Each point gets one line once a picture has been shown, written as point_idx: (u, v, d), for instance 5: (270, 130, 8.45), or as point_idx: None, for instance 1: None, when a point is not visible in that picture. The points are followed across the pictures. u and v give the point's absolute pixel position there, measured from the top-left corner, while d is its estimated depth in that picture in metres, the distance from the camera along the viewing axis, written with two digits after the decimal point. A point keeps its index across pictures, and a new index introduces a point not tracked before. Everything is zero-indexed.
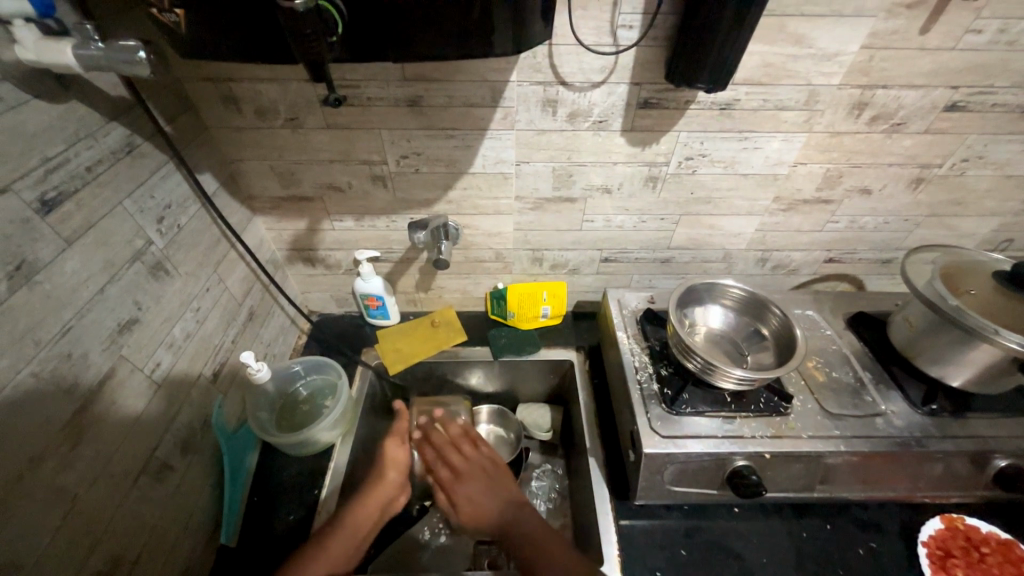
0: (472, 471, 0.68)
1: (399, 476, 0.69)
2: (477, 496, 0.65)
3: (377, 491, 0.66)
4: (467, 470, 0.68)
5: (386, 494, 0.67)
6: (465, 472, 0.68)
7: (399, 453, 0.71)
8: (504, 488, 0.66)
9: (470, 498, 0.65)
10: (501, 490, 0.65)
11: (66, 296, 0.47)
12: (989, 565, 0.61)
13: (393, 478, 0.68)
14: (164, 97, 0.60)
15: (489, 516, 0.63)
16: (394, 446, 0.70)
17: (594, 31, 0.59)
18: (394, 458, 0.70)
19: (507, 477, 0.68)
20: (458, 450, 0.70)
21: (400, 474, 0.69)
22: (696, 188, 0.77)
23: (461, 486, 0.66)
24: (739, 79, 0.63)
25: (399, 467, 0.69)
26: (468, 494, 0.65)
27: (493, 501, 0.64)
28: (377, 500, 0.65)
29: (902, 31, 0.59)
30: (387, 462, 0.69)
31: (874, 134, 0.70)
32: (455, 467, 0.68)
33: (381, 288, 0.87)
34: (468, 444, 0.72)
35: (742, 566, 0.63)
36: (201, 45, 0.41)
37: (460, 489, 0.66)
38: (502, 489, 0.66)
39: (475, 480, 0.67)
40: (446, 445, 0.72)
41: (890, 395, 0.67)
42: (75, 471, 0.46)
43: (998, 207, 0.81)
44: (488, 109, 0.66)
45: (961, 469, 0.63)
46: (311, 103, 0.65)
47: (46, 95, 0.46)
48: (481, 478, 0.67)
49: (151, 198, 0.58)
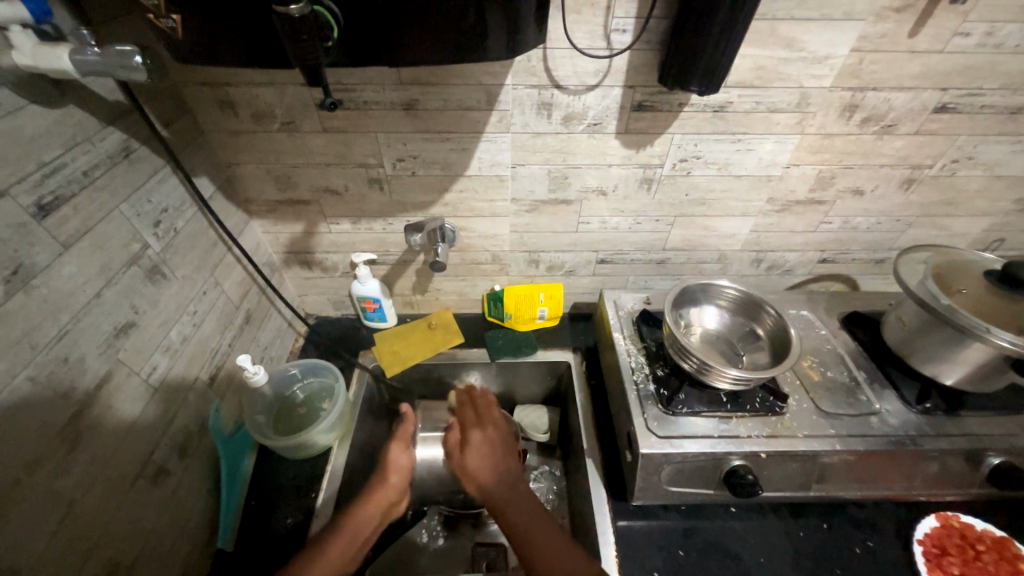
0: (495, 427, 0.69)
1: (400, 482, 0.68)
2: (488, 447, 0.65)
3: (377, 496, 0.65)
4: (491, 425, 0.69)
5: (388, 499, 0.66)
6: (489, 425, 0.69)
7: (400, 459, 0.69)
8: (511, 458, 0.65)
9: (482, 445, 0.65)
10: (508, 458, 0.65)
11: (63, 301, 0.47)
12: (984, 563, 0.61)
13: (394, 484, 0.67)
14: (161, 102, 0.61)
15: (487, 469, 0.63)
16: (400, 453, 0.70)
17: (587, 35, 0.59)
18: (399, 460, 0.69)
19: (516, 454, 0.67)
20: (491, 409, 0.72)
21: (403, 478, 0.68)
22: (691, 190, 0.77)
23: (480, 433, 0.67)
24: (731, 82, 0.63)
25: (402, 470, 0.68)
26: (483, 441, 0.66)
27: (499, 461, 0.64)
28: (377, 505, 0.64)
29: (891, 34, 0.60)
30: (390, 458, 0.69)
31: (866, 135, 0.71)
32: (481, 416, 0.70)
33: (378, 291, 0.88)
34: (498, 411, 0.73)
35: (739, 566, 0.63)
36: (198, 51, 0.41)
37: (478, 434, 0.67)
38: (507, 458, 0.65)
39: (494, 436, 0.67)
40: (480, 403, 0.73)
41: (884, 394, 0.67)
42: (71, 476, 0.46)
43: (989, 206, 0.82)
44: (483, 112, 0.66)
45: (956, 467, 0.63)
46: (307, 106, 0.65)
47: (43, 101, 0.46)
48: (499, 439, 0.67)
49: (148, 202, 0.58)
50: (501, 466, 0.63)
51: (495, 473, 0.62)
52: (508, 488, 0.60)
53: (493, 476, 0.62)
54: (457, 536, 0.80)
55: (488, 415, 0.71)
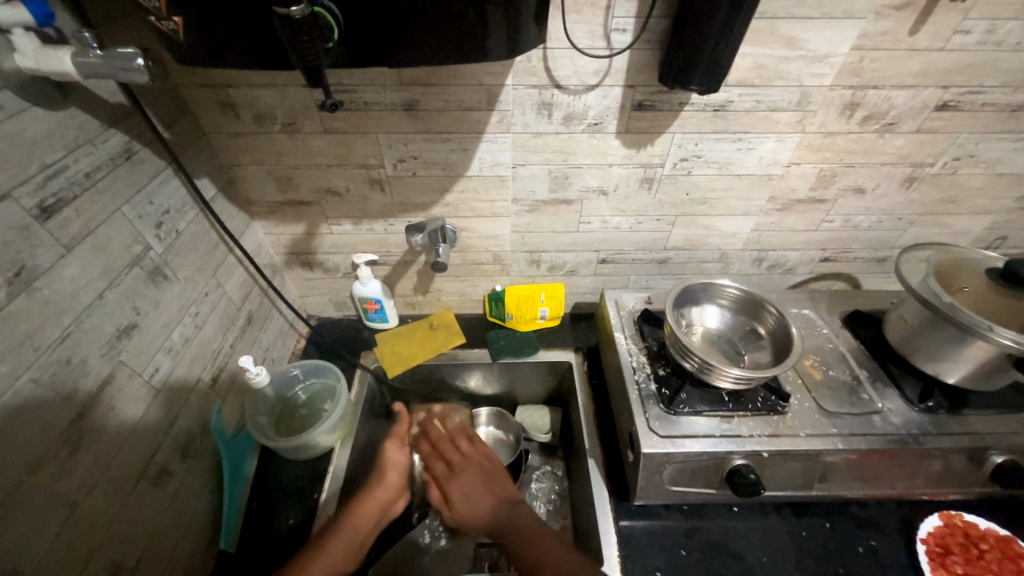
0: (470, 464, 0.69)
1: (397, 482, 0.69)
2: (470, 490, 0.66)
3: (377, 495, 0.66)
4: (463, 464, 0.69)
5: (385, 498, 0.67)
6: (462, 467, 0.68)
7: (395, 462, 0.70)
8: (496, 484, 0.66)
9: (462, 491, 0.66)
10: (495, 486, 0.66)
11: (66, 302, 0.47)
12: (988, 562, 0.61)
13: (392, 482, 0.68)
14: (162, 104, 0.61)
15: (478, 512, 0.63)
16: (395, 457, 0.70)
17: (587, 35, 0.59)
18: (394, 463, 0.70)
19: (500, 474, 0.68)
20: (455, 446, 0.71)
21: (400, 480, 0.69)
22: (692, 189, 0.77)
23: (455, 481, 0.67)
24: (732, 81, 0.63)
25: (399, 470, 0.70)
26: (461, 487, 0.66)
27: (486, 497, 0.65)
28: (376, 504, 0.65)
29: (891, 32, 0.60)
30: (384, 467, 0.69)
31: (867, 134, 0.71)
32: (450, 461, 0.70)
33: (379, 291, 0.88)
34: (465, 440, 0.72)
35: (741, 566, 0.63)
36: (199, 53, 0.41)
37: (454, 482, 0.67)
38: (494, 486, 0.66)
39: (470, 474, 0.67)
40: (446, 441, 0.73)
41: (886, 393, 0.67)
42: (73, 477, 0.46)
43: (991, 205, 0.82)
44: (484, 112, 0.66)
45: (958, 466, 0.63)
46: (308, 108, 0.65)
47: (46, 103, 0.46)
48: (475, 474, 0.67)
49: (150, 203, 0.58)
50: (489, 500, 0.64)
51: (488, 508, 0.63)
52: (504, 513, 0.62)
53: (486, 517, 0.63)
54: (459, 537, 0.80)
55: (455, 456, 0.70)
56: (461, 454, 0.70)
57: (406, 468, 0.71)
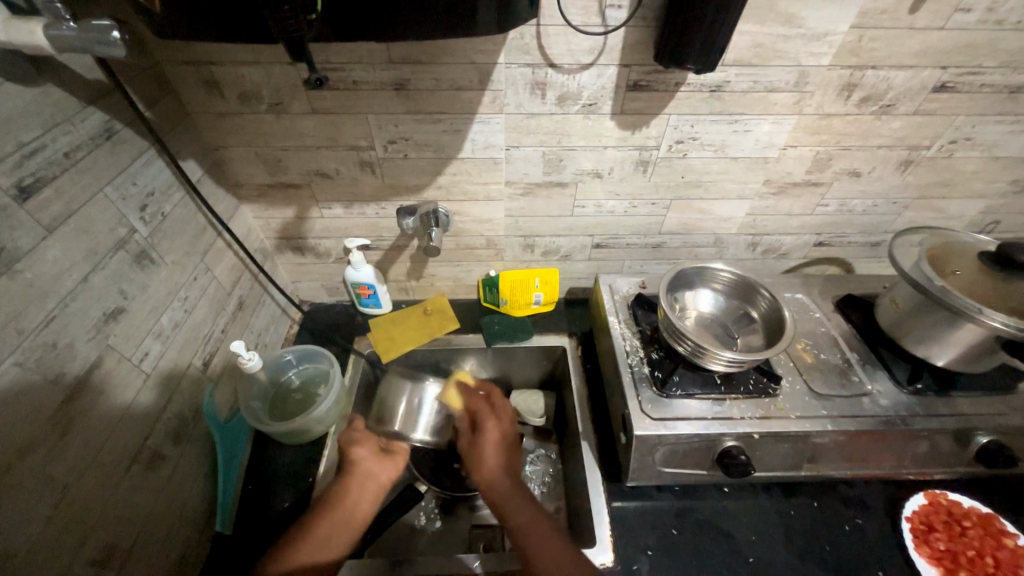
0: (506, 423, 0.70)
1: (369, 452, 0.67)
2: (500, 440, 0.66)
3: (357, 471, 0.64)
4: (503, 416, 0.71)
5: (366, 468, 0.65)
6: (502, 420, 0.70)
7: (366, 432, 0.70)
8: (514, 453, 0.66)
9: (496, 435, 0.67)
10: (513, 453, 0.66)
11: (48, 286, 0.46)
12: (970, 538, 0.62)
13: (364, 453, 0.66)
14: (143, 82, 0.59)
15: (496, 461, 0.63)
16: (360, 428, 0.69)
17: (582, 11, 0.58)
18: (364, 431, 0.70)
19: (518, 449, 0.68)
20: (504, 402, 0.74)
21: (371, 447, 0.67)
22: (687, 172, 0.76)
23: (492, 419, 0.69)
24: (729, 60, 0.62)
25: (369, 442, 0.68)
26: (496, 432, 0.67)
27: (506, 452, 0.65)
28: (359, 478, 0.63)
29: (891, 10, 0.58)
30: (350, 443, 0.67)
31: (864, 115, 0.70)
32: (496, 409, 0.71)
33: (372, 276, 0.86)
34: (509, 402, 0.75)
35: (731, 544, 0.65)
36: (176, 26, 0.40)
37: (492, 424, 0.68)
38: (513, 455, 0.66)
39: (504, 430, 0.68)
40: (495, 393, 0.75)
41: (876, 376, 0.68)
42: (62, 461, 0.46)
43: (985, 188, 0.82)
44: (475, 92, 0.65)
45: (944, 447, 0.65)
46: (296, 87, 0.64)
47: (17, 78, 0.44)
48: (508, 432, 0.69)
49: (133, 184, 0.57)
50: (509, 459, 0.64)
51: (505, 462, 0.63)
52: (513, 481, 0.61)
53: (498, 466, 0.62)
54: (455, 519, 0.80)
55: (501, 405, 0.73)
56: (503, 409, 0.72)
57: (371, 436, 0.70)
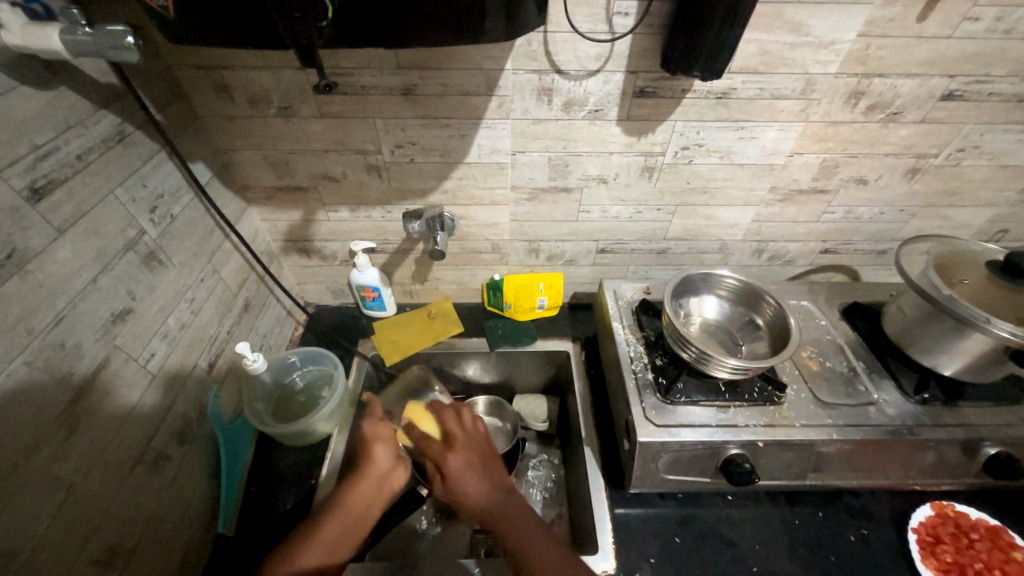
0: (468, 444, 0.64)
1: (388, 453, 0.65)
2: (469, 470, 0.61)
3: (375, 471, 0.63)
4: (460, 434, 0.66)
5: (383, 471, 0.63)
6: (460, 444, 0.64)
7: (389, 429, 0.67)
8: (492, 467, 0.62)
9: (460, 465, 0.62)
10: (490, 466, 0.62)
11: (59, 285, 0.47)
12: (978, 551, 0.61)
13: (380, 453, 0.64)
14: (155, 86, 0.60)
15: (475, 492, 0.59)
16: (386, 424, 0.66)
17: (589, 18, 0.58)
18: (388, 429, 0.67)
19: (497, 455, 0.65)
20: (459, 420, 0.67)
21: (389, 448, 0.65)
22: (692, 179, 0.76)
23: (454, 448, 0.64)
24: (735, 68, 0.62)
25: (387, 441, 0.65)
26: (461, 463, 0.62)
27: (484, 475, 0.61)
28: (373, 479, 0.62)
29: (899, 18, 0.58)
30: (372, 440, 0.65)
31: (871, 123, 0.70)
32: (450, 436, 0.65)
33: (376, 279, 0.87)
34: (467, 412, 0.68)
35: (735, 553, 0.64)
36: (188, 32, 0.40)
37: (452, 457, 0.63)
38: (490, 470, 0.62)
39: (471, 452, 0.63)
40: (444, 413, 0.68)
41: (883, 385, 0.67)
42: (69, 461, 0.46)
43: (993, 197, 0.81)
44: (483, 97, 0.65)
45: (952, 458, 0.64)
46: (305, 91, 0.64)
47: (34, 82, 0.45)
48: (476, 453, 0.64)
49: (143, 186, 0.58)
50: (488, 481, 0.60)
51: (487, 486, 0.60)
52: (503, 500, 0.58)
53: (482, 495, 0.58)
54: (455, 523, 0.80)
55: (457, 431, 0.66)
56: (463, 429, 0.66)
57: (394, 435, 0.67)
